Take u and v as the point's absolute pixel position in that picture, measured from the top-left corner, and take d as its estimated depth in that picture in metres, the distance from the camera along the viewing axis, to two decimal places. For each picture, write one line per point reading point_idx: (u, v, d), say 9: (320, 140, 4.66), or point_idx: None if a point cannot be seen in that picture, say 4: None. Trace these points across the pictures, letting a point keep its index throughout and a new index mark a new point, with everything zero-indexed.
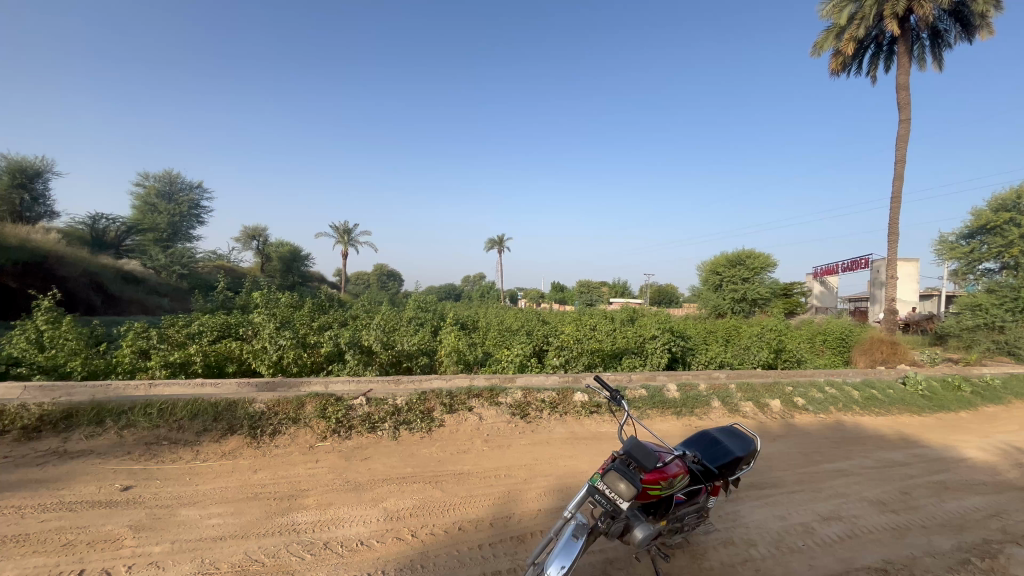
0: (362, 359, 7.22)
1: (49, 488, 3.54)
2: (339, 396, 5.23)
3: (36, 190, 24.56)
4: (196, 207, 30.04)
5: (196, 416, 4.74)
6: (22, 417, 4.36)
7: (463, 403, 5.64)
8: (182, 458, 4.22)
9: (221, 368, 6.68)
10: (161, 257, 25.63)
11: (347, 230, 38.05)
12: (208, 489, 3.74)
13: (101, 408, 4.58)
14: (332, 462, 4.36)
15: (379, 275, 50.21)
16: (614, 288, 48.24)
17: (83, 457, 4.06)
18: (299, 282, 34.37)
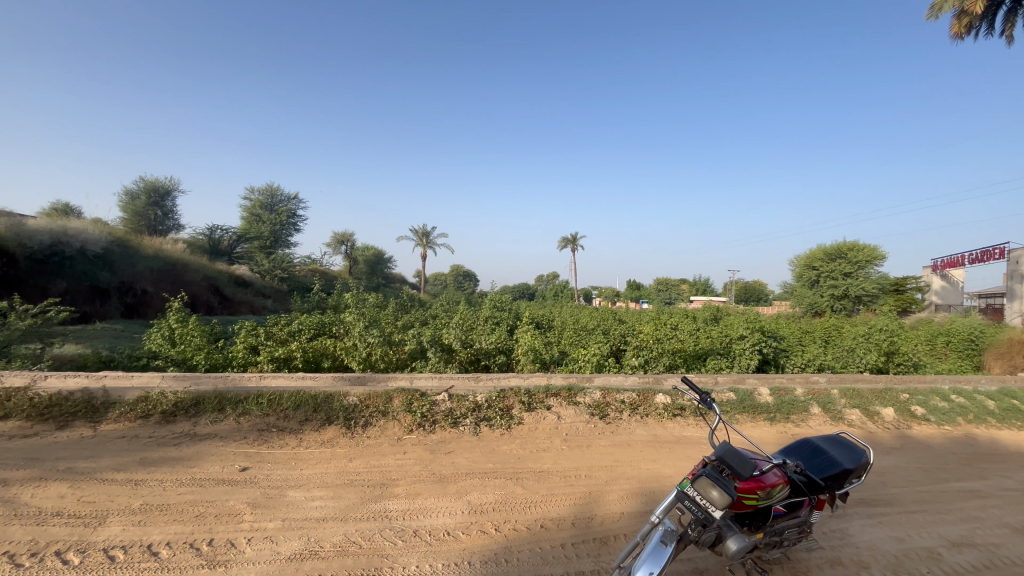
0: (443, 357, 7.51)
1: (184, 465, 4.07)
2: (424, 393, 5.50)
3: (166, 208, 28.10)
4: (294, 217, 32.82)
5: (299, 406, 5.21)
6: (161, 402, 5.03)
7: (541, 402, 5.66)
8: (288, 444, 4.65)
9: (318, 364, 7.27)
10: (265, 263, 28.21)
11: (425, 233, 39.73)
12: (310, 474, 4.08)
13: (221, 397, 5.18)
14: (417, 454, 4.58)
15: (456, 275, 51.78)
16: (695, 286, 45.87)
17: (209, 440, 4.61)
18: (382, 284, 36.38)
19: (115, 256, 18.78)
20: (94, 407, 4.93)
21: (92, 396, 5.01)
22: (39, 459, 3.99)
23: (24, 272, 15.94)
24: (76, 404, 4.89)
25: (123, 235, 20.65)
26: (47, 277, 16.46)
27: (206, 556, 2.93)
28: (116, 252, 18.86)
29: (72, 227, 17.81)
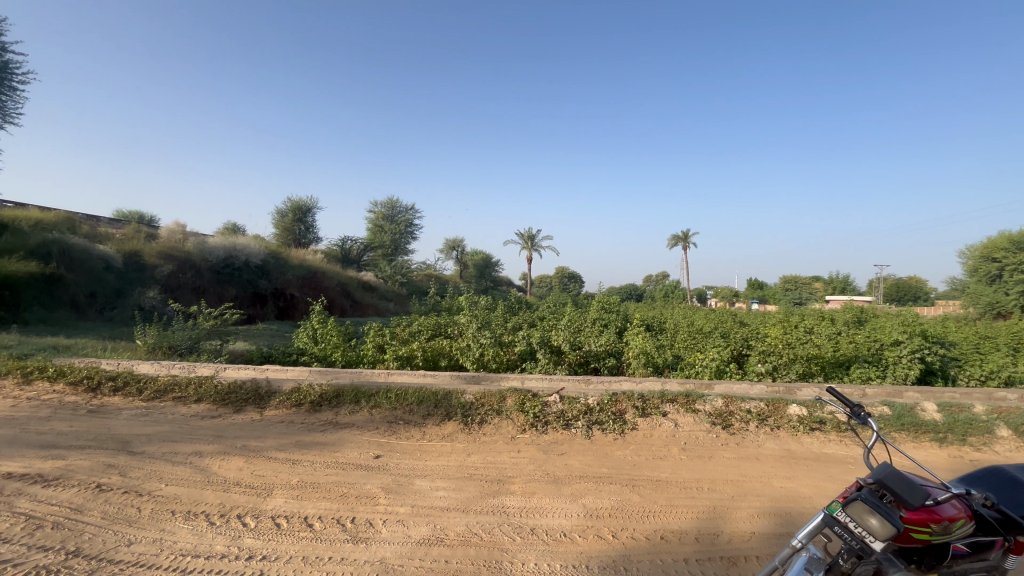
0: (553, 359, 7.55)
1: (329, 449, 4.62)
2: (536, 393, 5.60)
3: (308, 223, 32.24)
4: (411, 226, 35.62)
5: (422, 401, 5.61)
6: (310, 393, 5.76)
7: (657, 408, 5.44)
8: (414, 436, 5.03)
9: (436, 362, 7.77)
10: (387, 269, 30.76)
11: (530, 237, 40.49)
12: (434, 466, 4.37)
13: (357, 391, 5.79)
14: (531, 453, 4.67)
15: (561, 278, 51.94)
16: (831, 283, 40.57)
17: (348, 428, 5.17)
18: (490, 287, 37.75)
19: (272, 266, 21.92)
20: (260, 395, 5.80)
21: (258, 385, 5.91)
22: (223, 436, 4.80)
23: (207, 282, 19.28)
24: (248, 392, 5.81)
25: (277, 248, 24.06)
26: (223, 285, 19.77)
27: (350, 532, 3.29)
28: (272, 262, 22.01)
29: (239, 242, 21.10)
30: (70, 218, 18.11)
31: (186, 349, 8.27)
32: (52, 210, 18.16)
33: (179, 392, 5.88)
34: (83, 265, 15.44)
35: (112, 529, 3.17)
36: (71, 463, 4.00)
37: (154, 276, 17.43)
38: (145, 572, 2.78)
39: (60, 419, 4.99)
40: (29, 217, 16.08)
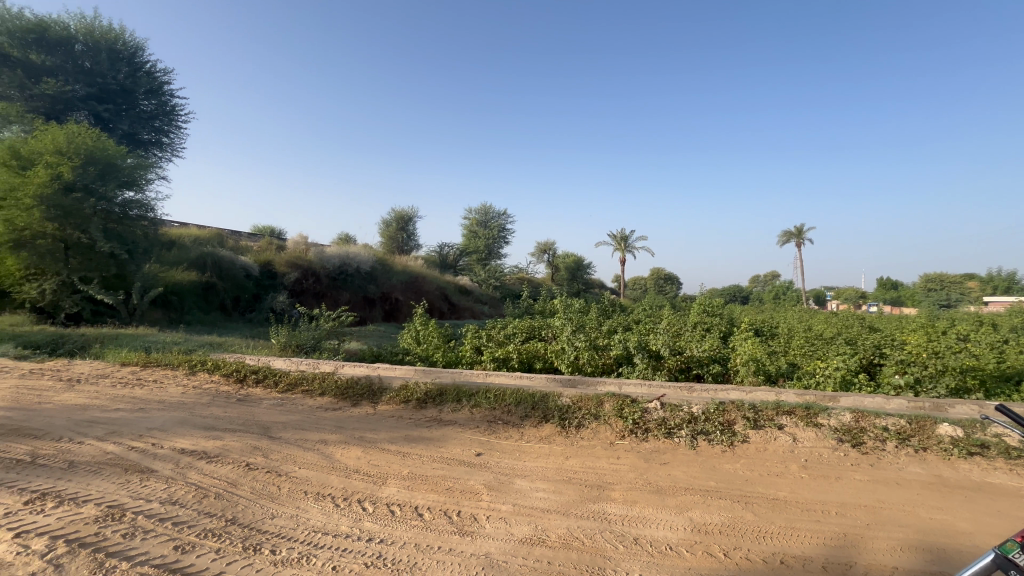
0: (651, 364, 7.27)
1: (434, 444, 4.89)
2: (635, 399, 5.44)
3: (410, 231, 34.49)
4: (504, 231, 36.48)
5: (519, 403, 5.74)
6: (416, 391, 6.16)
7: (771, 420, 5.00)
8: (512, 437, 5.14)
9: (531, 365, 7.87)
10: (482, 273, 31.88)
11: (623, 238, 39.45)
12: (533, 467, 4.44)
13: (459, 390, 6.07)
14: (631, 461, 4.54)
15: (657, 279, 49.85)
16: (990, 281, 34.22)
17: (451, 425, 5.43)
18: (582, 290, 37.35)
19: (379, 272, 23.77)
20: (374, 390, 6.32)
21: (371, 382, 6.44)
22: (343, 427, 5.30)
23: (325, 287, 21.44)
24: (362, 388, 6.36)
25: (383, 255, 26.01)
26: (338, 290, 21.83)
27: (456, 524, 3.46)
28: (379, 269, 23.88)
29: (352, 251, 23.05)
30: (220, 235, 21.18)
31: (310, 347, 9.27)
32: (207, 228, 21.40)
33: (307, 385, 6.61)
34: (230, 273, 17.98)
35: (259, 503, 3.65)
36: (227, 443, 4.68)
37: (283, 283, 19.79)
38: (286, 542, 3.16)
39: (217, 406, 5.87)
40: (190, 235, 19.16)
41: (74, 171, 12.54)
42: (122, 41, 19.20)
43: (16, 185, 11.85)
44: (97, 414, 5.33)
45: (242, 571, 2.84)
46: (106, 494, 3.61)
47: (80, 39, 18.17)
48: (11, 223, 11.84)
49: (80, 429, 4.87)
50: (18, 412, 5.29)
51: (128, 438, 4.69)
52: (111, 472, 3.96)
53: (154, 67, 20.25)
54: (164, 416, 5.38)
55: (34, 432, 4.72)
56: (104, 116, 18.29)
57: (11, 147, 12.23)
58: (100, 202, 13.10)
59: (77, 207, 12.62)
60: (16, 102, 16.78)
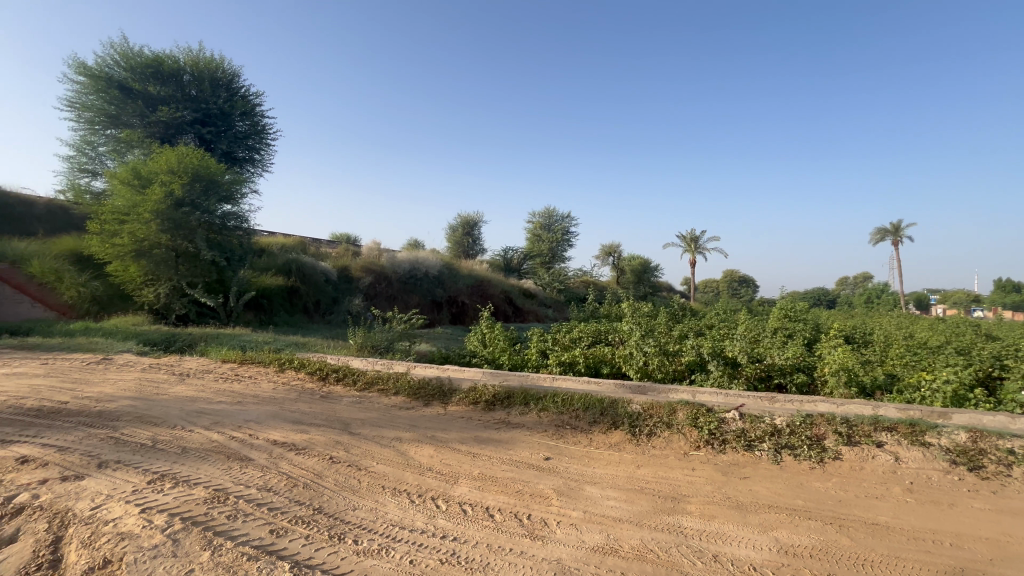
0: (727, 371, 6.86)
1: (503, 446, 4.95)
2: (711, 408, 5.18)
3: (475, 236, 35.24)
4: (568, 234, 36.21)
5: (588, 408, 5.67)
6: (484, 393, 6.26)
7: (867, 436, 4.57)
8: (581, 442, 5.08)
9: (598, 370, 7.73)
10: (546, 277, 31.91)
11: (693, 238, 37.78)
12: (604, 474, 4.36)
13: (526, 393, 6.10)
14: (708, 473, 4.33)
15: (730, 282, 47.20)
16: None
17: (519, 428, 5.46)
18: (649, 293, 36.19)
19: (446, 276, 24.51)
20: (444, 391, 6.52)
21: (442, 383, 6.64)
22: (416, 426, 5.50)
23: (396, 290, 22.43)
24: (433, 388, 6.58)
25: (450, 259, 26.74)
26: (408, 293, 22.72)
27: (527, 527, 3.48)
28: (446, 273, 24.64)
29: (421, 256, 23.91)
30: (303, 242, 22.84)
31: (384, 348, 9.73)
32: (293, 237, 23.19)
33: (383, 385, 6.95)
34: (311, 278, 19.33)
35: (342, 494, 3.89)
36: (312, 437, 5.03)
37: (358, 286, 20.96)
38: (366, 534, 3.33)
39: (303, 401, 6.32)
40: (278, 243, 20.89)
41: (183, 188, 14.08)
42: (222, 69, 21.29)
43: (137, 202, 13.55)
44: (204, 406, 5.94)
45: (329, 558, 3.04)
46: (213, 478, 4.01)
47: (187, 70, 20.30)
48: (134, 235, 13.62)
49: (190, 418, 5.46)
50: (141, 401, 6.03)
51: (229, 428, 5.18)
52: (215, 459, 4.39)
53: (248, 91, 22.20)
54: (259, 409, 5.88)
55: (154, 420, 5.35)
56: (207, 137, 20.43)
57: (133, 169, 13.95)
58: (204, 215, 14.60)
59: (185, 220, 14.16)
60: (137, 129, 19.24)
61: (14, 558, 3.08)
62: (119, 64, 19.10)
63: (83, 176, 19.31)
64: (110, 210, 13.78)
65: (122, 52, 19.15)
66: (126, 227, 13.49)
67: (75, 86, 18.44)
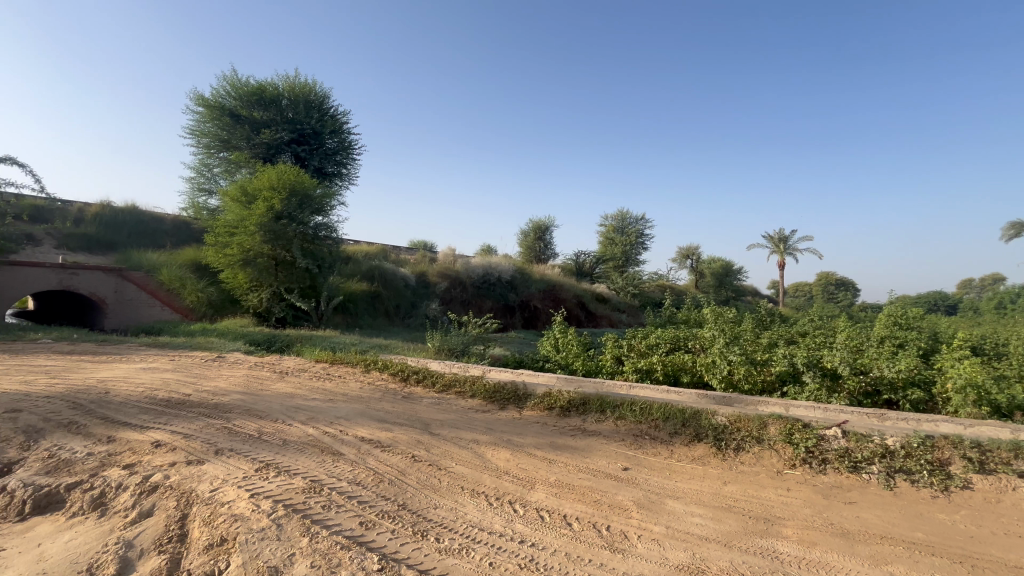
0: (825, 384, 6.27)
1: (579, 454, 4.88)
2: (808, 423, 4.76)
3: (547, 241, 35.31)
4: (643, 236, 35.12)
5: (668, 419, 5.44)
6: (559, 398, 6.23)
7: (1006, 466, 3.96)
8: (662, 454, 4.87)
9: (677, 378, 7.40)
10: (619, 281, 31.24)
11: (782, 238, 35.05)
12: (687, 489, 4.14)
13: (602, 401, 5.98)
14: (806, 495, 3.98)
15: (826, 284, 43.16)
16: None
17: (595, 436, 5.36)
18: (732, 297, 34.13)
19: (519, 281, 24.77)
20: (519, 396, 6.58)
21: (517, 387, 6.70)
22: (492, 429, 5.59)
23: (471, 295, 23.03)
24: (509, 393, 6.66)
25: (523, 264, 26.96)
26: (482, 298, 23.24)
27: (606, 538, 3.40)
28: (519, 277, 24.90)
29: (494, 261, 24.30)
30: (385, 250, 24.19)
31: (460, 351, 10.01)
32: (376, 245, 24.65)
33: (460, 387, 7.14)
34: (392, 283, 20.43)
35: (424, 492, 4.04)
36: (396, 435, 5.28)
37: (435, 291, 21.80)
38: (448, 532, 3.43)
39: (387, 401, 6.66)
40: (363, 251, 22.32)
41: (282, 202, 15.50)
42: (314, 93, 23.16)
43: (245, 216, 15.15)
44: (300, 402, 6.47)
45: (413, 554, 3.16)
46: (309, 470, 4.34)
47: (285, 95, 22.30)
48: (242, 246, 15.24)
49: (289, 413, 5.96)
50: (249, 395, 6.70)
51: (322, 424, 5.59)
52: (312, 452, 4.75)
53: (337, 110, 23.93)
54: (348, 407, 6.29)
55: (259, 413, 5.91)
56: (302, 155, 22.32)
57: (241, 186, 15.56)
58: (299, 226, 15.97)
59: (283, 231, 15.57)
60: (245, 151, 21.53)
61: (151, 529, 3.54)
62: (230, 95, 21.43)
63: (202, 196, 22.04)
64: (222, 224, 15.50)
65: (232, 83, 21.47)
66: (236, 239, 15.13)
67: (196, 116, 21.00)
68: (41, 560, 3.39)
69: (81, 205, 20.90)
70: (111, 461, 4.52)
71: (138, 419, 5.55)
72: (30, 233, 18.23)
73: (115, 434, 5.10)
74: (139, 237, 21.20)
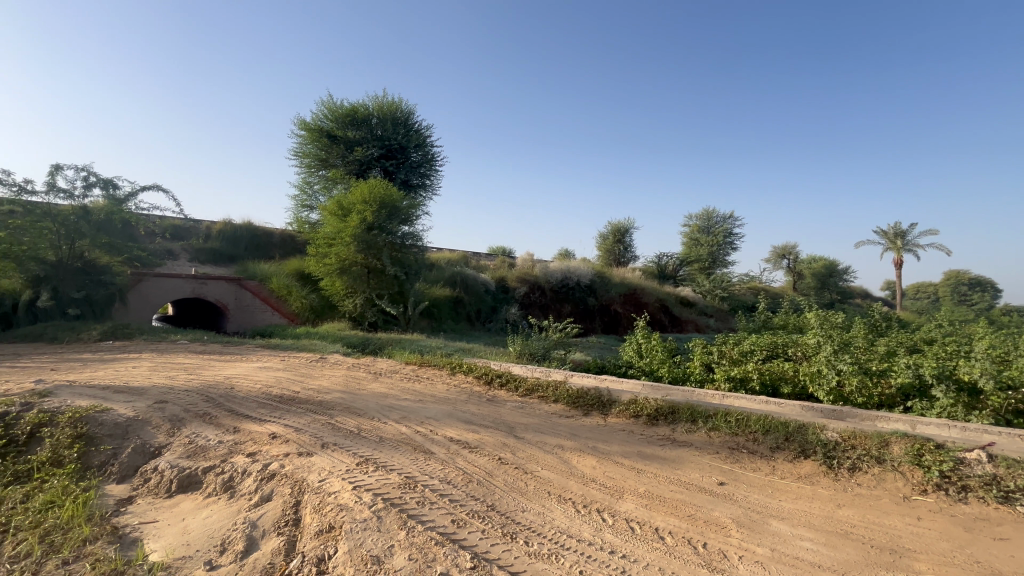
0: (961, 401, 5.46)
1: (669, 465, 4.68)
2: (942, 445, 4.19)
3: (627, 243, 34.42)
4: (731, 235, 32.92)
5: (768, 432, 5.05)
6: (646, 406, 6.02)
7: None
8: (762, 470, 4.52)
9: (777, 389, 6.84)
10: (706, 284, 29.69)
11: (898, 233, 31.15)
12: (793, 509, 3.80)
13: (694, 410, 5.69)
14: (941, 526, 3.50)
15: (955, 283, 37.74)
16: None
17: (686, 446, 5.11)
18: (837, 301, 31.00)
19: (598, 284, 24.38)
20: (603, 402, 6.46)
21: (601, 394, 6.58)
22: (577, 435, 5.53)
23: (550, 299, 23.03)
24: (593, 399, 6.56)
25: (602, 268, 26.46)
26: (561, 302, 23.15)
27: (703, 556, 3.22)
28: (598, 281, 24.51)
29: (573, 265, 24.08)
30: (466, 256, 25.01)
31: (540, 355, 10.05)
32: (457, 251, 25.52)
33: (542, 392, 7.16)
34: (473, 289, 21.03)
35: (512, 495, 4.09)
36: (482, 437, 5.41)
37: (514, 296, 22.12)
38: (537, 536, 3.45)
39: (472, 403, 6.86)
40: (446, 258, 23.26)
41: (373, 214, 16.63)
42: (401, 110, 24.61)
43: (341, 229, 16.44)
44: (393, 402, 6.87)
45: (504, 555, 3.22)
46: (404, 466, 4.58)
47: (375, 114, 23.91)
48: (339, 256, 16.55)
49: (384, 412, 6.35)
50: (348, 394, 7.24)
51: (414, 423, 5.89)
52: (405, 450, 5.01)
53: (420, 125, 25.23)
54: (436, 408, 6.56)
55: (357, 411, 6.36)
56: (389, 169, 23.77)
57: (338, 201, 16.89)
58: (388, 236, 17.02)
59: (375, 241, 16.70)
60: (340, 168, 23.38)
61: (271, 512, 3.94)
62: (328, 118, 23.41)
63: (305, 211, 24.25)
64: (322, 236, 16.92)
65: (330, 107, 23.43)
66: (334, 250, 16.47)
67: (300, 139, 23.18)
68: (185, 533, 3.90)
69: (209, 223, 23.91)
70: (237, 449, 5.11)
71: (257, 413, 6.22)
72: (170, 249, 21.19)
73: (239, 426, 5.76)
74: (253, 251, 23.80)
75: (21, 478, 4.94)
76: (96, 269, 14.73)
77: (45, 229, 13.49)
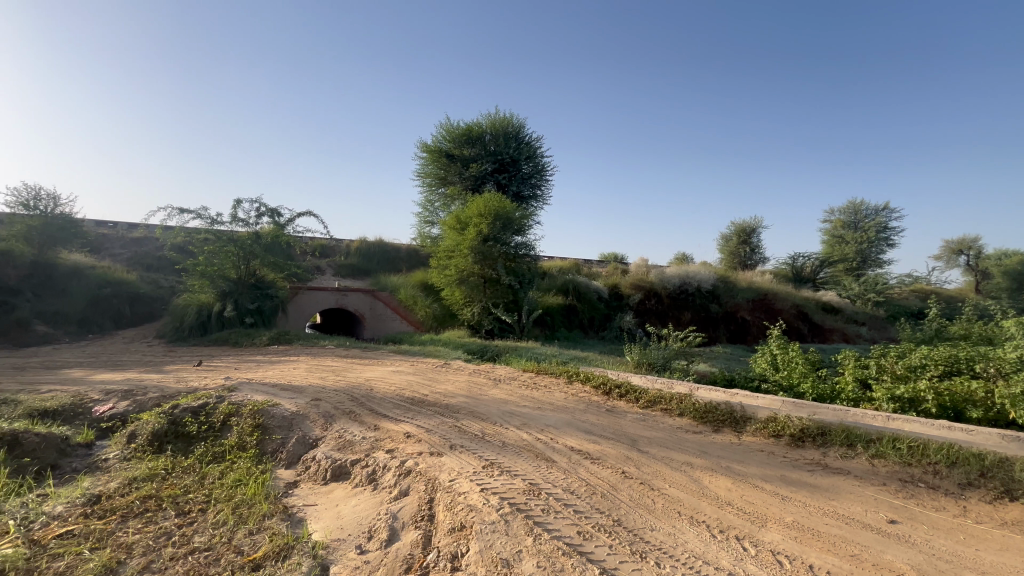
0: None
1: (821, 493, 4.13)
2: None
3: (754, 244, 31.40)
4: (887, 229, 28.18)
5: (955, 464, 4.28)
6: (788, 425, 5.40)
7: None
8: (948, 510, 3.77)
9: (961, 413, 5.67)
10: (855, 286, 25.85)
11: None
12: (997, 563, 3.11)
13: (850, 433, 4.97)
14: None
15: None
16: None
17: (842, 474, 4.46)
18: None
19: (721, 290, 22.68)
20: (736, 419, 5.92)
21: (733, 409, 6.04)
22: (707, 453, 5.13)
23: (667, 306, 21.96)
24: (723, 414, 6.05)
25: (725, 271, 24.49)
26: (679, 309, 21.93)
27: None
28: (721, 286, 22.78)
29: (692, 269, 22.65)
30: (577, 264, 24.89)
31: (660, 366, 9.56)
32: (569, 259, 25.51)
33: (666, 405, 6.79)
34: (586, 296, 20.86)
35: (639, 512, 3.92)
36: (604, 448, 5.30)
37: (629, 303, 21.48)
38: (668, 559, 3.26)
39: (591, 413, 6.76)
40: (557, 266, 23.41)
41: (488, 226, 17.40)
42: (512, 124, 25.49)
43: (460, 241, 17.48)
44: (514, 408, 7.04)
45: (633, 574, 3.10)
46: (527, 473, 4.65)
47: (488, 131, 25.06)
48: (458, 267, 17.58)
49: (506, 417, 6.55)
50: (471, 399, 7.60)
51: (534, 430, 5.97)
52: (527, 457, 5.09)
53: (531, 137, 25.84)
54: (556, 417, 6.58)
55: (481, 415, 6.65)
56: (501, 181, 24.76)
57: (456, 216, 17.96)
58: (502, 247, 17.74)
59: (490, 252, 17.49)
60: (457, 185, 24.94)
61: (409, 507, 4.26)
62: (446, 138, 25.12)
63: (427, 227, 26.22)
64: (443, 249, 18.12)
65: (447, 128, 25.13)
66: (453, 262, 17.56)
67: (422, 161, 25.19)
68: (339, 518, 4.39)
69: (348, 242, 26.96)
70: (378, 445, 5.63)
71: (393, 413, 6.81)
72: (319, 265, 24.33)
73: (379, 424, 6.35)
74: (385, 265, 26.29)
75: (218, 458, 6.00)
76: (265, 285, 17.49)
77: (229, 252, 16.58)
